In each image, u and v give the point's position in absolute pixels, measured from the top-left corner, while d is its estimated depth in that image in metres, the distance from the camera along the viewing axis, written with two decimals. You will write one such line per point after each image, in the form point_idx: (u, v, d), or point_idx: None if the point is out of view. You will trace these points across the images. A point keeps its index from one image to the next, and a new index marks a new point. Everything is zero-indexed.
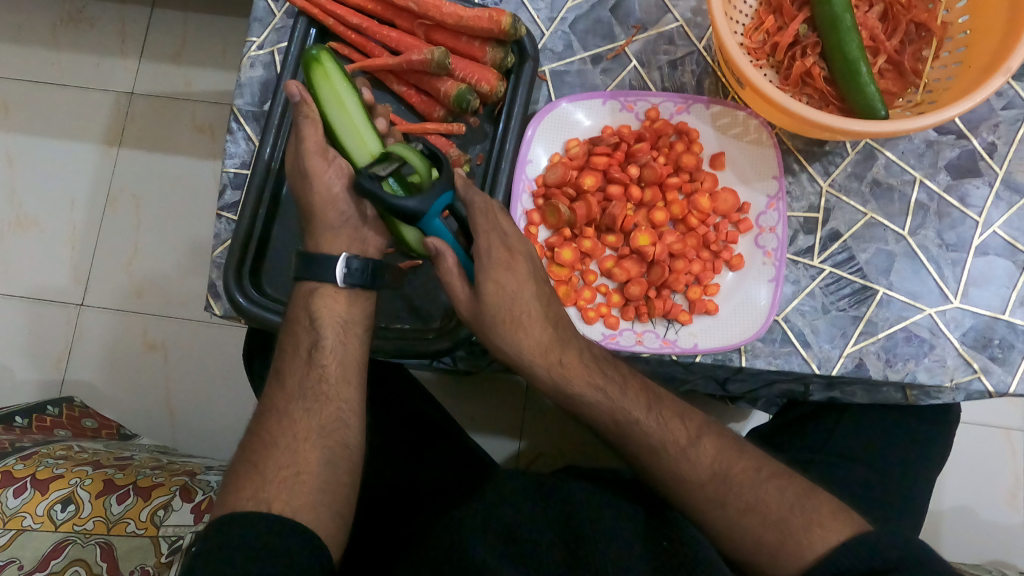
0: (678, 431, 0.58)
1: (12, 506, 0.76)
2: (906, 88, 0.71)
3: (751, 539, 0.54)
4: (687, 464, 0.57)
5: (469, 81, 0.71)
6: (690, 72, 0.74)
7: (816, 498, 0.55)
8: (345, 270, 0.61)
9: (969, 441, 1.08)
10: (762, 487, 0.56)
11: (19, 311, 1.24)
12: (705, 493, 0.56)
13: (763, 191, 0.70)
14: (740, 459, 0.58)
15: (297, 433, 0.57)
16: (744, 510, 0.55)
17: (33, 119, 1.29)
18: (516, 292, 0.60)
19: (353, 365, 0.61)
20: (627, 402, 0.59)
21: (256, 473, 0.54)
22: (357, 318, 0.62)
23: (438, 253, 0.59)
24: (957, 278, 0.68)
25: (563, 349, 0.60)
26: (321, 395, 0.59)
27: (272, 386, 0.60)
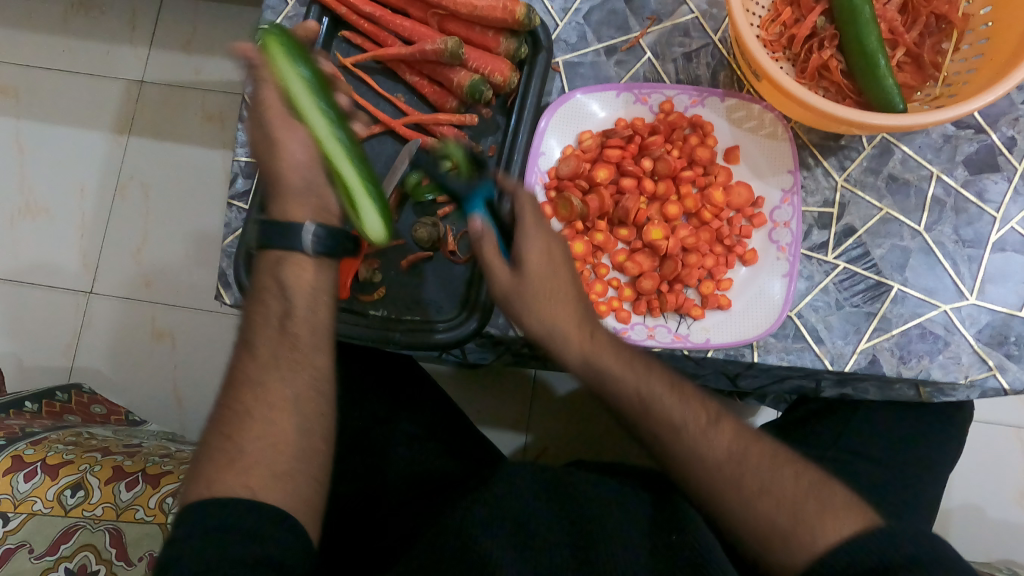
0: (698, 411, 0.55)
1: (22, 491, 0.75)
2: (925, 81, 0.70)
3: (765, 521, 0.49)
4: (707, 447, 0.53)
5: (482, 73, 0.70)
6: (705, 64, 0.73)
7: (833, 486, 0.51)
8: (311, 235, 0.59)
9: (980, 439, 1.07)
10: (779, 470, 0.51)
11: (30, 297, 1.24)
12: (722, 474, 0.52)
13: (778, 185, 0.69)
14: (759, 442, 0.53)
15: (273, 403, 0.55)
16: (760, 492, 0.50)
17: (43, 107, 1.29)
18: (555, 272, 0.60)
19: (326, 333, 0.59)
20: (650, 376, 0.56)
21: (231, 444, 0.53)
22: (328, 286, 0.60)
23: (481, 233, 0.60)
24: (973, 274, 0.68)
25: (594, 327, 0.59)
26: (294, 362, 0.57)
27: (243, 355, 0.58)
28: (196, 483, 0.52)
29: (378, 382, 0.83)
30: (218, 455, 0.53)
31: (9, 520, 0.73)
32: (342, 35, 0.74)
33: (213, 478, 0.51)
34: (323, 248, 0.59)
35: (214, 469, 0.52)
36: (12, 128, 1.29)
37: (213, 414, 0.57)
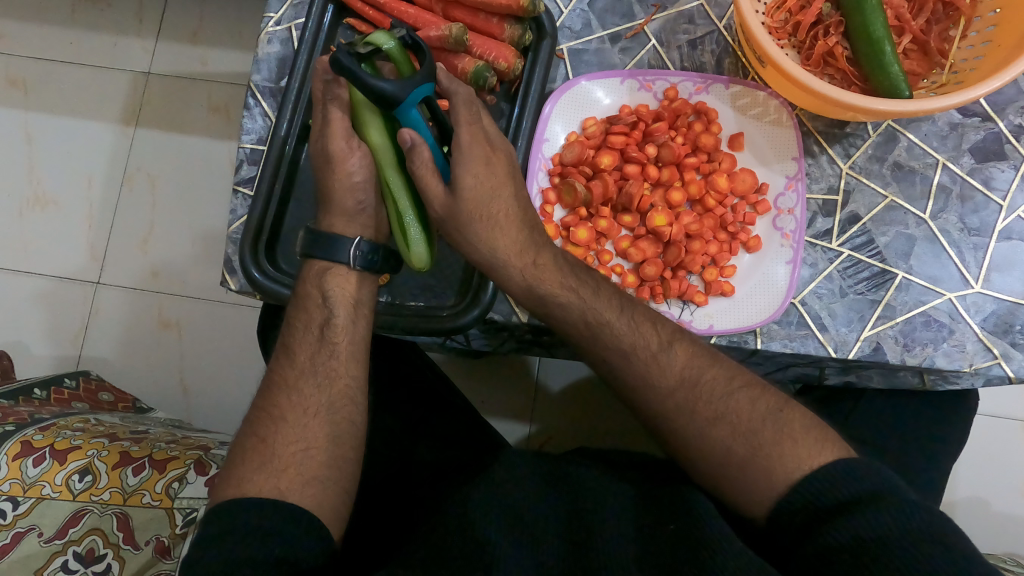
0: (650, 336, 0.58)
1: (32, 475, 0.77)
2: (932, 69, 0.70)
3: (721, 447, 0.54)
4: (659, 375, 0.57)
5: (487, 59, 0.70)
6: (709, 52, 0.73)
7: (788, 411, 0.55)
8: (356, 252, 0.62)
9: (986, 431, 1.07)
10: (733, 396, 0.55)
11: (38, 287, 1.25)
12: (675, 401, 0.56)
13: (782, 172, 0.69)
14: (712, 367, 0.57)
15: (308, 408, 0.57)
16: (716, 419, 0.55)
17: (52, 98, 1.30)
18: (493, 191, 0.62)
19: (362, 346, 0.62)
20: (599, 301, 0.60)
21: (266, 448, 0.55)
22: (367, 298, 0.63)
23: (412, 146, 0.58)
24: (979, 262, 0.67)
25: (538, 252, 0.62)
26: (331, 372, 0.60)
27: (281, 360, 0.61)
28: (226, 482, 0.53)
29: (382, 370, 0.84)
30: (253, 456, 0.54)
31: (19, 504, 0.75)
32: (347, 22, 0.74)
33: (242, 481, 0.53)
34: (365, 263, 0.62)
35: (244, 470, 0.53)
36: (20, 119, 1.29)
37: (247, 416, 0.59)
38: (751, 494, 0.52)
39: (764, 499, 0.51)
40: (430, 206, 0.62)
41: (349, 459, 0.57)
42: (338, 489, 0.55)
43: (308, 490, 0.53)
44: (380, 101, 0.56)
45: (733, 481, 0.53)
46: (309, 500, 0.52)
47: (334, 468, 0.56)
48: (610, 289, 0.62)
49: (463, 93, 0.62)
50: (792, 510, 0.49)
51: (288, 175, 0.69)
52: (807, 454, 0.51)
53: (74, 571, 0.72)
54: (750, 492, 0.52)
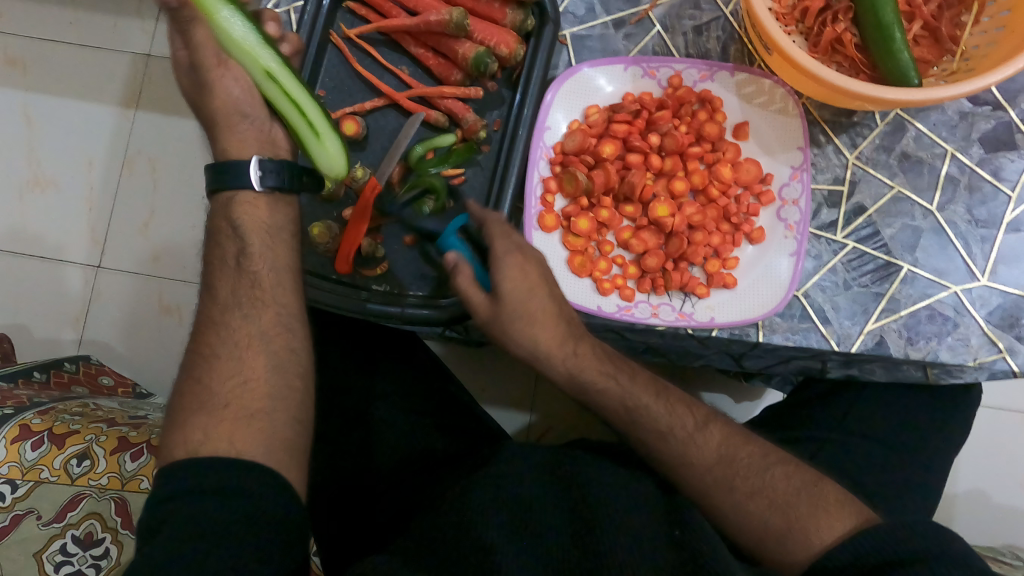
0: (685, 417, 0.59)
1: (30, 459, 0.76)
2: (942, 55, 0.68)
3: (760, 521, 0.53)
4: (695, 449, 0.57)
5: (488, 45, 0.69)
6: (715, 38, 0.71)
7: (824, 487, 0.54)
8: (260, 172, 0.57)
9: (990, 424, 1.06)
10: (770, 471, 0.56)
11: (39, 270, 1.25)
12: (713, 475, 0.56)
13: (787, 162, 0.69)
14: (747, 446, 0.57)
15: (239, 340, 0.55)
16: (753, 493, 0.54)
17: (51, 79, 1.28)
18: (532, 293, 0.59)
19: (286, 273, 0.59)
20: (636, 387, 0.60)
21: (204, 388, 0.53)
22: (283, 222, 0.59)
23: (455, 266, 0.59)
24: (985, 255, 0.66)
25: (576, 341, 0.61)
26: (256, 301, 0.57)
27: (206, 300, 0.58)
28: None
29: (379, 357, 0.83)
30: (191, 399, 0.53)
31: (17, 487, 0.75)
32: (346, 5, 0.73)
33: None
34: (276, 182, 0.58)
35: None
36: (20, 101, 1.28)
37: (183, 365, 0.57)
38: (789, 560, 0.52)
39: (797, 559, 0.51)
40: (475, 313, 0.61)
41: None
42: None
43: (254, 425, 0.52)
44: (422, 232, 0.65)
45: (775, 548, 0.53)
46: (256, 434, 0.51)
47: None
48: (645, 376, 0.62)
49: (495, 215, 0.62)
50: None
51: None
52: (840, 524, 0.51)
53: (72, 554, 0.73)
54: (789, 554, 0.52)
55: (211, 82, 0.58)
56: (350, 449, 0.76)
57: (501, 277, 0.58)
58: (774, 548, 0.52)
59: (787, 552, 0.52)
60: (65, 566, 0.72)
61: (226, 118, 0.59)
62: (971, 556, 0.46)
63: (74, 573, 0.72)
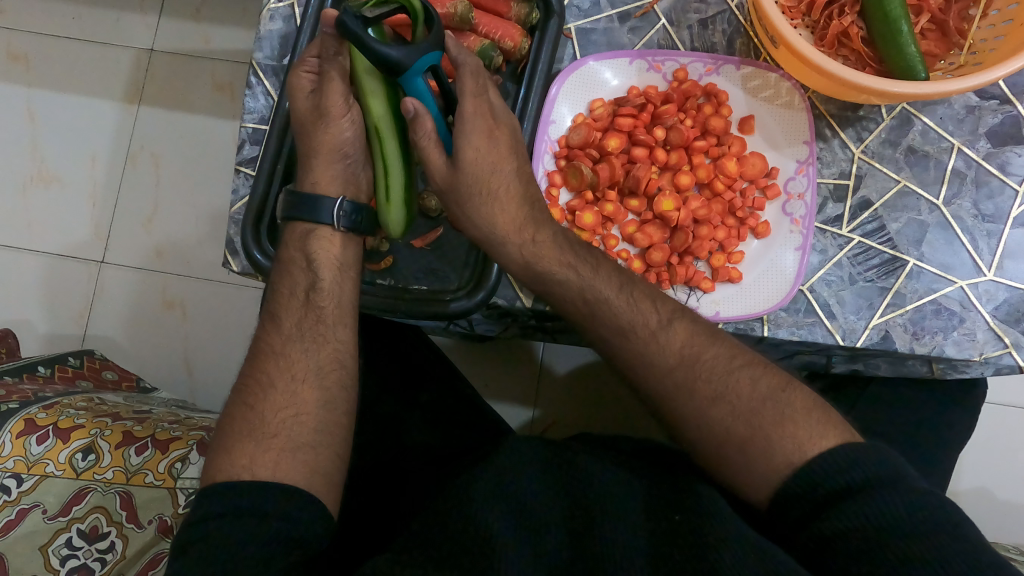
0: (648, 313, 0.58)
1: (36, 453, 0.77)
2: (950, 49, 0.68)
3: (721, 427, 0.53)
4: (656, 348, 0.56)
5: (492, 38, 0.68)
6: (720, 31, 0.71)
7: (790, 393, 0.53)
8: (339, 211, 0.60)
9: (994, 421, 1.06)
10: (734, 375, 0.54)
11: (42, 266, 1.25)
12: (674, 379, 0.55)
13: (793, 156, 0.68)
14: (712, 346, 0.56)
15: (296, 374, 0.57)
16: (715, 399, 0.54)
17: (54, 75, 1.28)
18: (493, 165, 0.61)
19: (350, 309, 0.61)
20: (598, 279, 0.59)
21: (254, 414, 0.55)
22: (353, 261, 0.62)
23: (415, 115, 0.57)
24: (992, 250, 0.66)
25: (537, 229, 0.61)
26: (319, 335, 0.59)
27: (268, 326, 0.60)
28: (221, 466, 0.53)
29: (383, 353, 0.83)
30: (240, 424, 0.54)
31: (23, 481, 0.75)
32: None
33: (235, 466, 0.52)
34: (350, 224, 0.61)
35: (240, 452, 0.53)
36: (23, 96, 1.29)
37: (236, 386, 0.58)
38: (751, 477, 0.51)
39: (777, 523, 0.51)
40: (430, 175, 0.61)
41: (347, 442, 0.57)
42: (336, 471, 0.55)
43: (300, 457, 0.53)
44: (384, 65, 0.53)
45: (734, 464, 0.52)
46: (298, 461, 0.52)
47: (339, 453, 0.55)
48: (610, 265, 0.61)
49: (473, 63, 0.60)
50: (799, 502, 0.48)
51: (287, 160, 0.68)
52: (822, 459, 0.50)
53: (77, 547, 0.73)
54: (750, 478, 0.51)
55: (331, 114, 0.60)
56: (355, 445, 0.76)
57: (470, 135, 0.59)
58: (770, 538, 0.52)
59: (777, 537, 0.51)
60: (70, 559, 0.72)
61: (327, 153, 0.61)
62: None
63: (79, 566, 0.72)
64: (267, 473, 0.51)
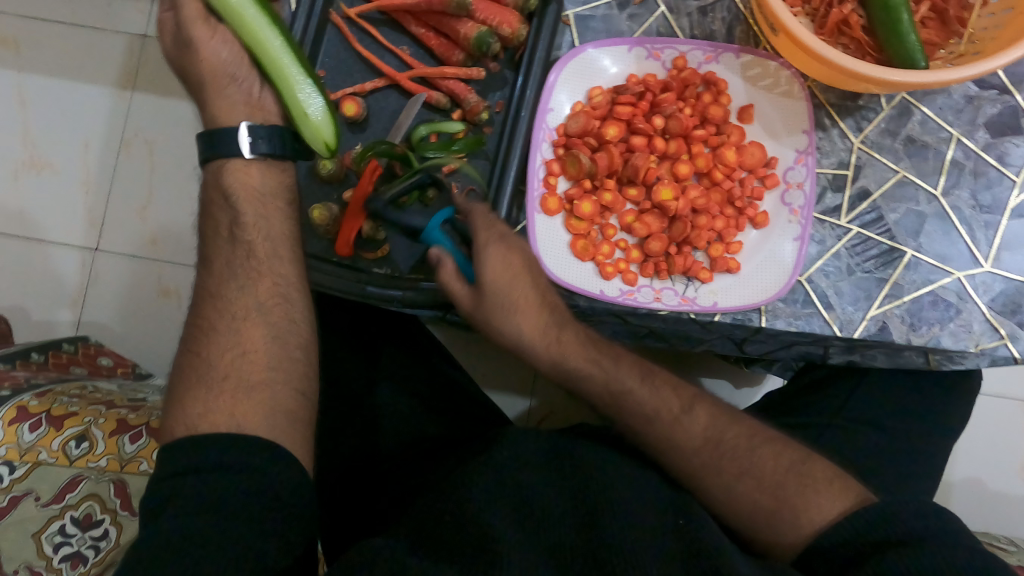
0: (671, 401, 0.60)
1: (28, 440, 0.76)
2: (950, 38, 0.67)
3: (749, 502, 0.55)
4: (681, 431, 0.58)
5: (490, 24, 0.68)
6: (720, 19, 0.70)
7: (810, 464, 0.55)
8: (251, 140, 0.59)
9: (990, 412, 1.06)
10: (756, 451, 0.57)
11: (33, 254, 1.24)
12: (700, 459, 0.57)
13: (792, 145, 0.68)
14: (733, 426, 0.59)
15: (236, 314, 0.56)
16: (741, 475, 0.55)
17: (45, 58, 1.27)
18: (522, 282, 0.60)
19: (282, 241, 0.61)
20: (620, 371, 0.61)
21: (202, 361, 0.55)
22: (274, 188, 0.61)
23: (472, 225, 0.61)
24: (989, 241, 0.66)
25: (561, 329, 0.62)
26: (252, 270, 0.58)
27: (202, 274, 0.60)
28: None
29: (380, 341, 0.83)
30: None
31: (15, 469, 0.74)
32: None
33: None
34: (268, 147, 0.59)
35: None
36: (14, 80, 1.27)
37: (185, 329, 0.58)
38: (781, 541, 0.52)
39: (791, 542, 0.52)
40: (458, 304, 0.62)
41: None
42: None
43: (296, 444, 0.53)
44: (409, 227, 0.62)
45: (766, 522, 0.53)
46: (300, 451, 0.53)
47: None
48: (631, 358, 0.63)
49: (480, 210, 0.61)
50: None
51: None
52: (831, 506, 0.52)
53: (70, 535, 0.73)
54: (778, 531, 0.53)
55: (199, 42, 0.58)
56: (350, 433, 0.75)
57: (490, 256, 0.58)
58: (765, 529, 0.53)
59: (778, 529, 0.52)
60: (64, 547, 0.73)
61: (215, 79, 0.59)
62: (981, 546, 0.45)
63: (73, 554, 0.73)
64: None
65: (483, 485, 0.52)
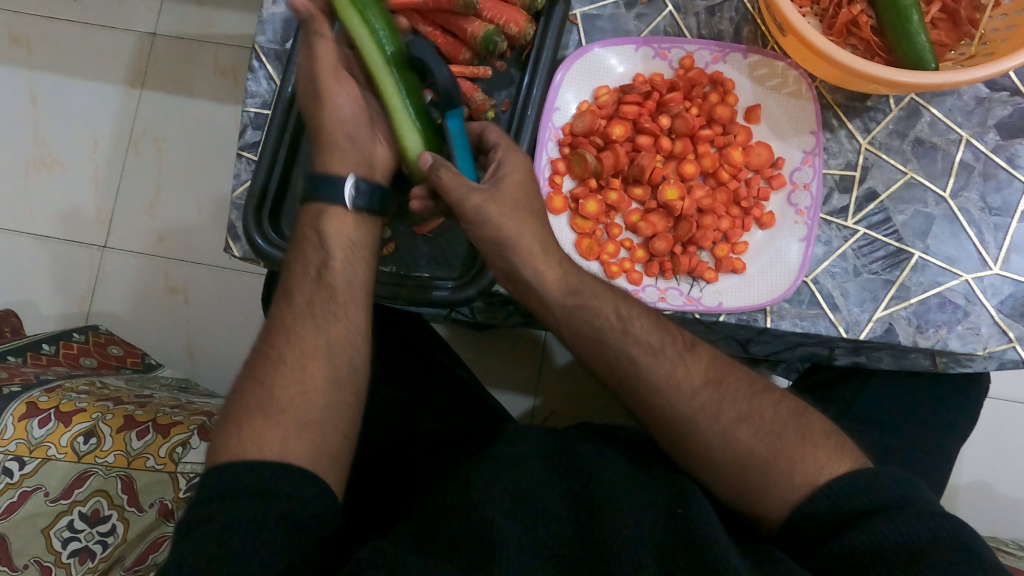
0: (676, 337, 0.59)
1: (38, 436, 0.77)
2: (960, 39, 0.67)
3: (745, 448, 0.53)
4: (683, 369, 0.57)
5: (497, 23, 0.67)
6: (728, 19, 0.70)
7: (811, 418, 0.55)
8: (353, 191, 0.61)
9: (997, 416, 1.06)
10: (757, 398, 0.56)
11: (43, 251, 1.25)
12: (699, 400, 0.56)
13: (799, 146, 0.68)
14: (735, 372, 0.58)
15: (306, 349, 0.57)
16: (740, 420, 0.55)
17: (56, 56, 1.28)
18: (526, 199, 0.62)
19: (362, 290, 0.61)
20: (628, 304, 0.60)
21: (264, 390, 0.55)
22: (366, 242, 0.62)
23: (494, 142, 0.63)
24: (998, 243, 0.66)
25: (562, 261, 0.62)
26: (331, 313, 0.59)
27: (280, 303, 0.61)
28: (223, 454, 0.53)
29: (387, 340, 0.83)
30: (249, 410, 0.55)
31: (25, 464, 0.75)
32: None
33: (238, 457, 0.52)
34: (364, 203, 0.62)
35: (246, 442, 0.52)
36: (25, 78, 1.28)
37: (250, 357, 0.59)
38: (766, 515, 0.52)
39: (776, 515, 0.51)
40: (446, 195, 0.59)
41: (353, 429, 0.57)
42: (343, 459, 0.55)
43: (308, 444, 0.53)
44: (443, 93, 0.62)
45: (757, 481, 0.52)
46: (307, 447, 0.53)
47: (348, 441, 0.56)
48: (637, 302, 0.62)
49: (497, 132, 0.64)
50: None
51: (291, 141, 0.68)
52: (829, 460, 0.51)
53: (78, 530, 0.74)
54: (773, 497, 0.51)
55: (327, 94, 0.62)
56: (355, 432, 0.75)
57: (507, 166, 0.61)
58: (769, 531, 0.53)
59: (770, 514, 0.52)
60: (72, 542, 0.74)
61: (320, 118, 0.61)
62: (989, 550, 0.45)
63: (80, 549, 0.74)
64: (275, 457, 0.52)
65: (487, 482, 0.52)
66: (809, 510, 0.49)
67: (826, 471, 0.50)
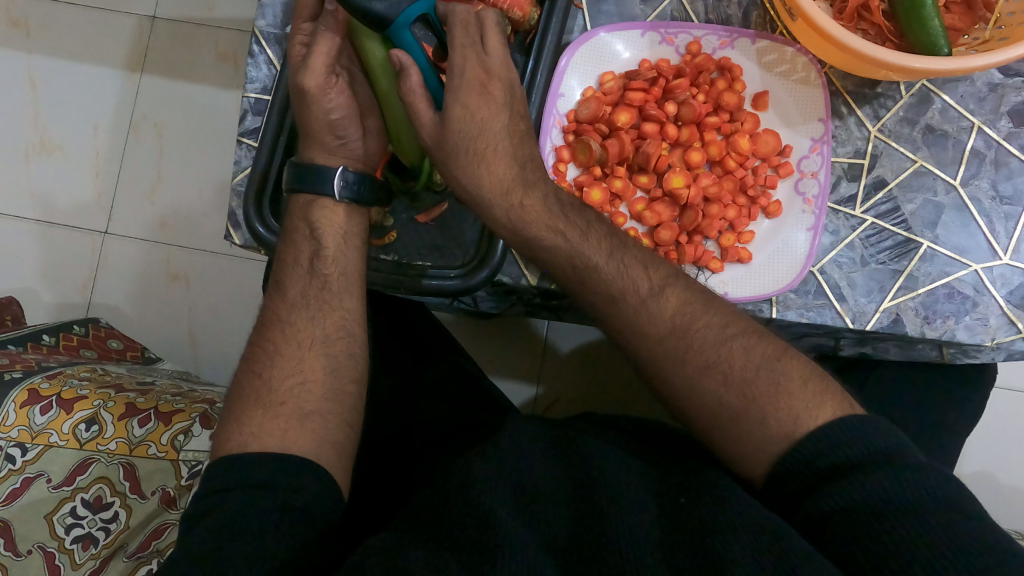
0: (639, 279, 0.57)
1: (39, 423, 0.77)
2: (975, 23, 0.65)
3: (713, 399, 0.52)
4: (647, 314, 0.56)
5: (500, 7, 0.62)
6: (736, 3, 0.69)
7: (784, 360, 0.53)
8: (342, 182, 0.61)
9: (1002, 405, 1.05)
10: (727, 342, 0.54)
11: (43, 237, 1.25)
12: (663, 345, 0.55)
13: (808, 133, 0.67)
14: (705, 314, 0.55)
15: (302, 342, 0.57)
16: (706, 368, 0.53)
17: (53, 39, 1.27)
18: (482, 126, 0.59)
19: (357, 279, 0.61)
20: (586, 244, 0.58)
21: (263, 385, 0.55)
22: (357, 231, 0.62)
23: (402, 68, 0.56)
24: (1008, 233, 0.65)
25: (525, 191, 0.60)
26: (324, 303, 0.59)
27: (277, 299, 0.61)
28: (224, 440, 0.53)
29: (390, 328, 0.83)
30: (251, 395, 0.55)
31: (27, 451, 0.76)
32: None
33: (239, 444, 0.51)
34: (351, 194, 0.61)
35: (248, 429, 0.52)
36: (24, 62, 1.27)
37: (245, 353, 0.59)
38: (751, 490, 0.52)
39: None
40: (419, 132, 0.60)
41: (356, 416, 0.57)
42: (346, 445, 0.55)
43: (310, 430, 0.53)
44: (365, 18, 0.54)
45: (734, 444, 0.51)
46: (309, 436, 0.53)
47: (350, 426, 0.56)
48: (601, 229, 0.60)
49: (462, 12, 0.59)
50: (796, 470, 0.48)
51: (291, 129, 0.67)
52: (804, 407, 0.50)
53: (81, 517, 0.74)
54: (751, 453, 0.50)
55: (309, 92, 0.59)
56: None
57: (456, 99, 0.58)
58: None
59: None
60: (75, 528, 0.74)
61: (298, 96, 0.60)
62: None
63: (84, 536, 0.74)
64: (276, 443, 0.51)
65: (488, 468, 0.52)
66: (787, 468, 0.48)
67: (802, 422, 0.49)
